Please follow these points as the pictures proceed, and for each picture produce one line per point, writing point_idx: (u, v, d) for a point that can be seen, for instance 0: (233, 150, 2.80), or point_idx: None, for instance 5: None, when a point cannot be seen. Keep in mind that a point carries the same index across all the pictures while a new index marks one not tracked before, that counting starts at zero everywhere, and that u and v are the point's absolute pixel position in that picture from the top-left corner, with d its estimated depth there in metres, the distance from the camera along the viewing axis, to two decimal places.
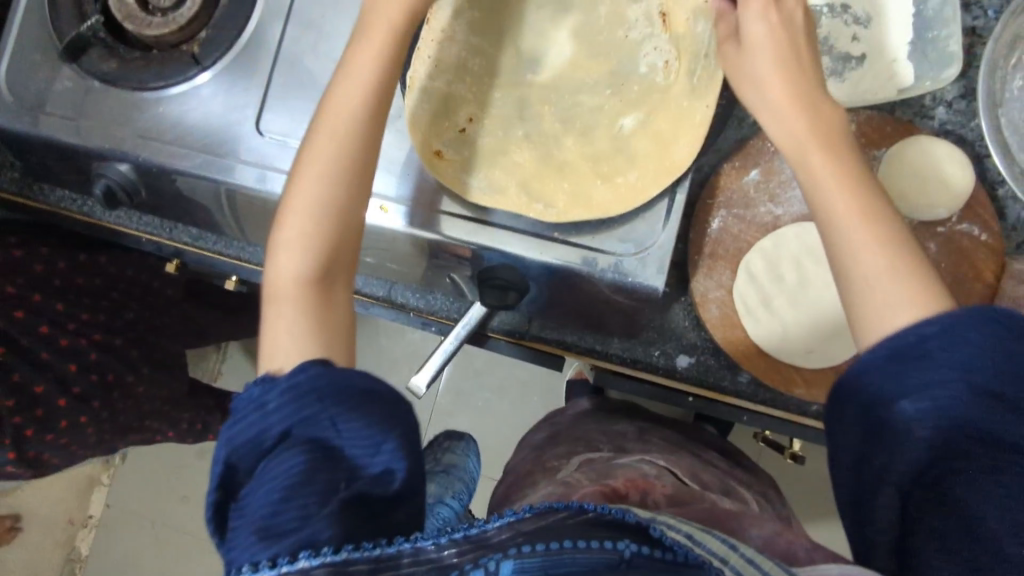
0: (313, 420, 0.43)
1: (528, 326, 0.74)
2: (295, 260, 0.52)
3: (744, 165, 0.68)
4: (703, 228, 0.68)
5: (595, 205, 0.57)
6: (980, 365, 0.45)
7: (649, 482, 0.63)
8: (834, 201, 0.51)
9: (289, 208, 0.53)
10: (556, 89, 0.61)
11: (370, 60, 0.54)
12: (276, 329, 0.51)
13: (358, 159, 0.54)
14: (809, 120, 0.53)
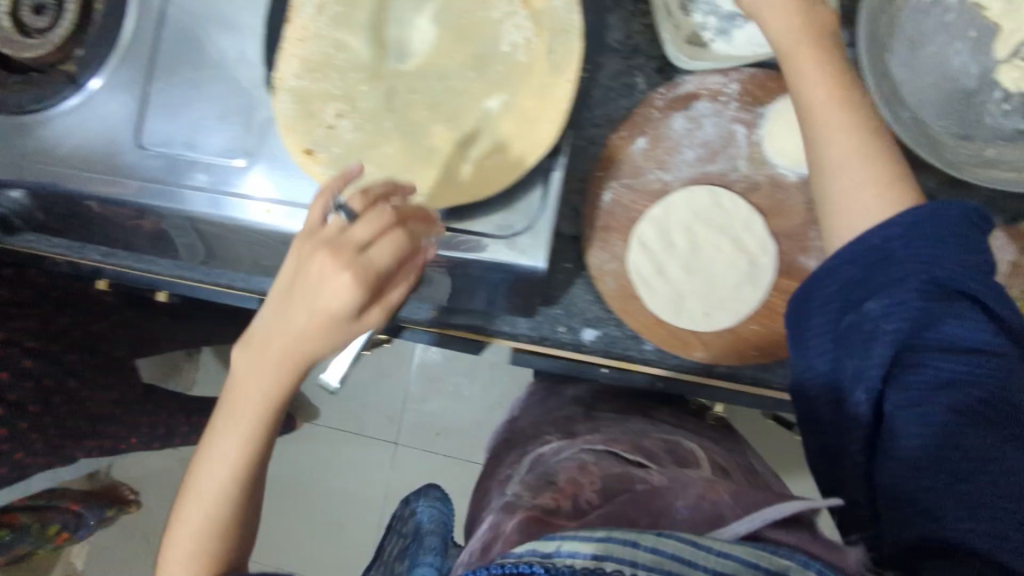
0: None
1: (436, 315, 0.75)
2: (193, 513, 0.56)
3: (630, 134, 0.68)
4: (595, 201, 0.68)
5: (462, 189, 0.57)
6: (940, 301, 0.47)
7: (576, 483, 0.60)
8: (834, 135, 0.55)
9: (193, 496, 0.56)
10: (423, 77, 0.60)
11: (259, 371, 0.53)
12: (174, 567, 0.56)
13: (244, 479, 0.55)
14: (822, 66, 0.56)
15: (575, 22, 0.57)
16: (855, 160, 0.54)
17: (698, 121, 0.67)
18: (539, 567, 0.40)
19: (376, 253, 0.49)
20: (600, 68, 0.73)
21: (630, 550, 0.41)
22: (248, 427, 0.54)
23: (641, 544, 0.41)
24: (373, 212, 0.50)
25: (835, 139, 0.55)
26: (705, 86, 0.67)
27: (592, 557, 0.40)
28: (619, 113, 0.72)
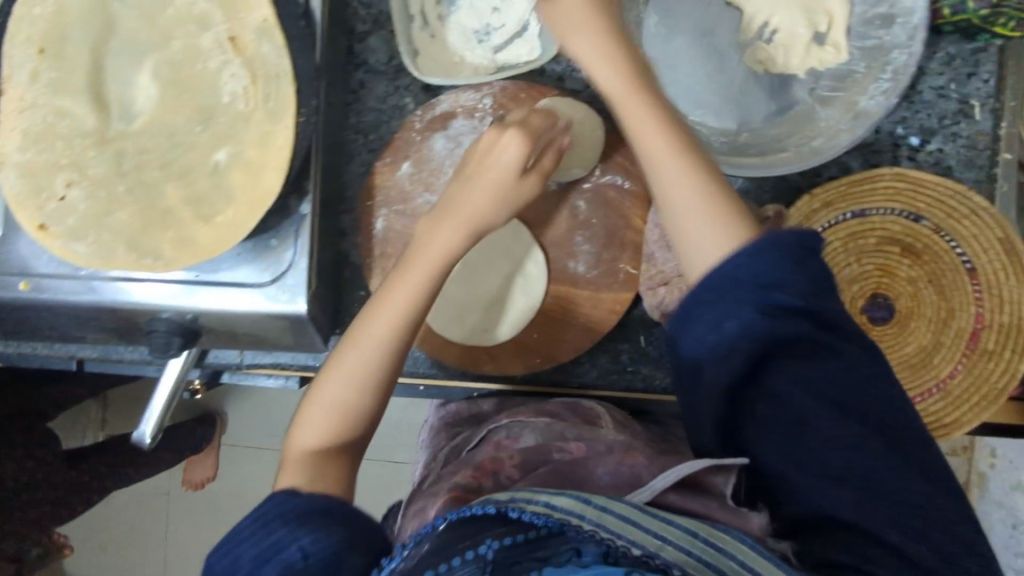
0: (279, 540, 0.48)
1: (241, 358, 0.77)
2: (329, 418, 0.55)
3: (394, 161, 0.69)
4: (369, 229, 0.70)
5: (200, 248, 0.57)
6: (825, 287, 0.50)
7: (496, 460, 0.58)
8: (677, 175, 0.54)
9: (314, 403, 0.56)
10: (152, 138, 0.59)
11: (402, 303, 0.56)
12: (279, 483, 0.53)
13: (368, 393, 0.56)
14: (609, 45, 0.58)
15: (285, 67, 0.56)
16: (699, 194, 0.53)
17: (457, 140, 0.68)
18: (520, 507, 0.42)
19: (476, 169, 0.58)
20: (367, 92, 0.74)
21: (582, 504, 0.42)
22: (371, 324, 0.56)
23: (593, 502, 0.42)
24: (513, 131, 0.57)
25: (705, 187, 0.53)
26: (460, 104, 0.68)
27: (544, 505, 0.42)
28: (390, 136, 0.73)
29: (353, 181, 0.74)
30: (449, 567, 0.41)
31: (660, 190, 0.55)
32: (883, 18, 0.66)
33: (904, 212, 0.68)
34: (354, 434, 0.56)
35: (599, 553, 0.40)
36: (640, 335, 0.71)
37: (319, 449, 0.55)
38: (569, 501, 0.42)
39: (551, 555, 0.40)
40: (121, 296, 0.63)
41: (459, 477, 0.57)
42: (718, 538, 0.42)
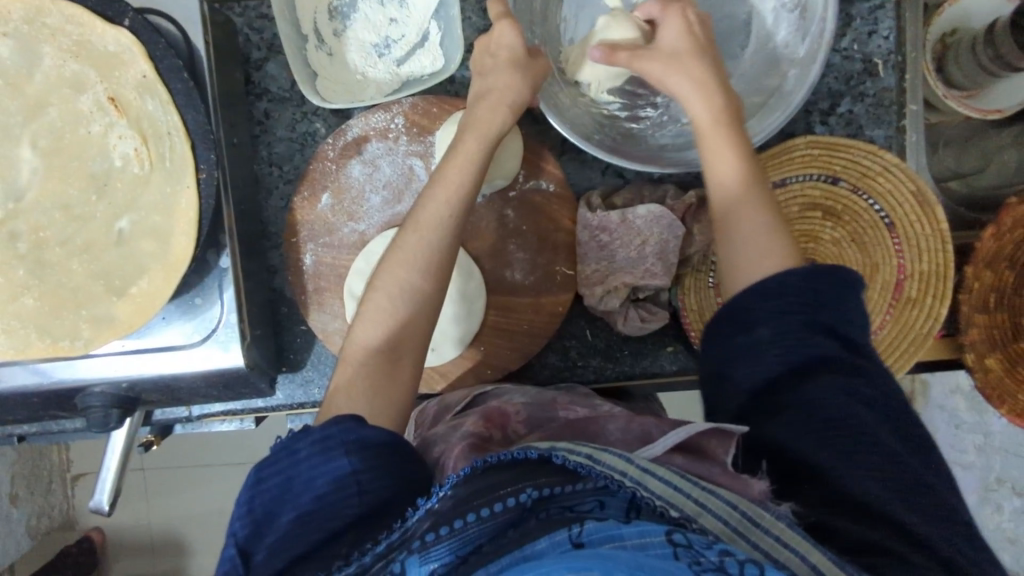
0: (336, 470, 0.46)
1: (192, 411, 0.75)
2: (372, 332, 0.55)
3: (313, 193, 0.67)
4: (298, 266, 0.67)
5: (119, 325, 0.54)
6: (820, 299, 0.50)
7: (503, 412, 0.61)
8: (719, 163, 0.57)
9: (370, 304, 0.56)
10: (46, 216, 0.56)
11: (449, 188, 0.57)
12: (338, 390, 0.53)
13: (419, 299, 0.56)
14: (710, 83, 0.58)
15: (173, 122, 0.53)
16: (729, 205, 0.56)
17: (374, 164, 0.66)
18: (565, 455, 0.43)
19: (505, 60, 0.61)
20: (274, 121, 0.71)
21: (625, 462, 0.43)
22: (433, 200, 0.57)
23: (635, 461, 0.43)
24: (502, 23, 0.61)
25: (751, 207, 0.56)
26: (371, 127, 0.66)
27: (587, 456, 0.43)
28: (305, 165, 0.71)
29: (276, 218, 0.71)
30: (488, 513, 0.42)
31: (706, 145, 0.57)
32: None
33: (821, 176, 0.69)
34: (414, 343, 0.56)
35: (623, 506, 0.42)
36: (586, 330, 0.72)
37: (383, 347, 0.55)
38: (621, 463, 0.43)
39: (575, 507, 0.42)
40: (46, 373, 0.61)
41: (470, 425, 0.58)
42: (757, 514, 0.42)
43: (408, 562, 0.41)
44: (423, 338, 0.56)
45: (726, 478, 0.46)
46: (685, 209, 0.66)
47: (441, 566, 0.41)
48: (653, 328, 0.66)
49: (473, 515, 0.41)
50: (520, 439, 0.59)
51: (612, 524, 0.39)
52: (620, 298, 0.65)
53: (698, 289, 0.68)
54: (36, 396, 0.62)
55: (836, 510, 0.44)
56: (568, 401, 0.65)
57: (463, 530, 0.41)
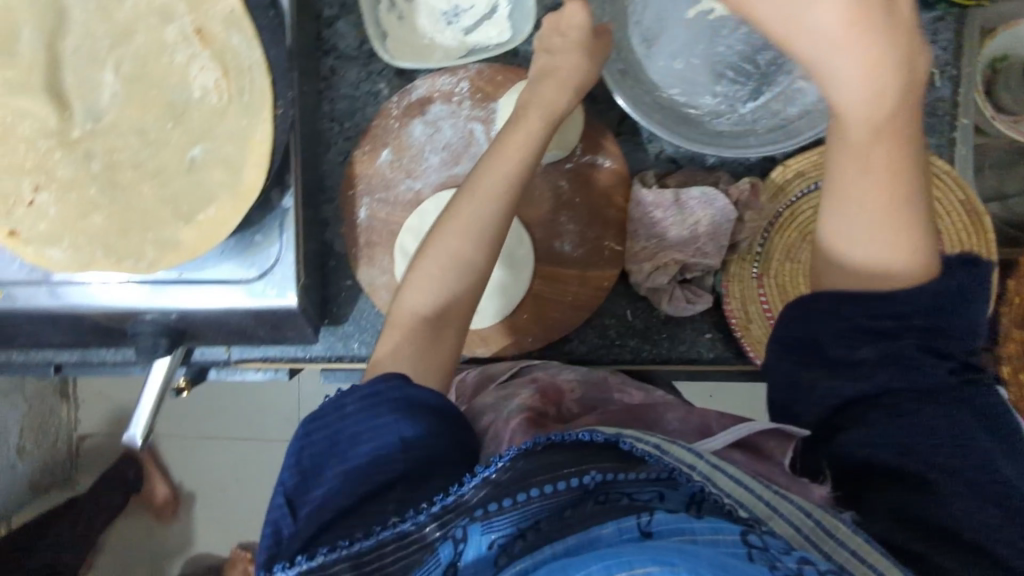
0: (383, 428, 0.48)
1: (231, 354, 0.76)
2: (428, 293, 0.56)
3: (374, 148, 0.68)
4: (352, 218, 0.69)
5: (185, 250, 0.56)
6: (922, 306, 0.48)
7: (557, 390, 0.62)
8: (874, 160, 0.49)
9: (423, 269, 0.57)
10: (121, 139, 0.57)
11: (508, 154, 0.58)
12: (383, 345, 0.56)
13: (467, 268, 0.57)
14: (885, 75, 0.47)
15: (256, 59, 0.55)
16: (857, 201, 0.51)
17: (436, 125, 0.68)
18: (632, 444, 0.43)
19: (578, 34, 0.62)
20: (339, 78, 0.73)
21: (693, 457, 0.44)
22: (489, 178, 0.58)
23: (704, 457, 0.44)
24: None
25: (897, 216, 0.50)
26: (437, 89, 0.68)
27: (656, 445, 0.44)
28: (365, 123, 0.72)
29: (332, 172, 0.73)
30: (550, 489, 0.41)
31: (847, 149, 0.50)
32: None
33: None
34: (457, 304, 0.57)
35: (683, 498, 0.41)
36: (626, 309, 0.72)
37: (429, 313, 0.56)
38: (689, 457, 0.44)
39: (633, 495, 0.41)
40: (100, 292, 0.62)
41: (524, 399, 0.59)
42: (831, 525, 0.42)
43: (469, 528, 0.41)
44: (471, 307, 0.57)
45: (786, 479, 0.48)
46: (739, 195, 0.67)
47: (500, 537, 0.40)
48: (696, 311, 0.67)
49: (536, 491, 0.41)
50: (574, 418, 0.60)
51: (682, 516, 0.38)
52: (668, 276, 0.66)
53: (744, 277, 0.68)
54: (88, 314, 0.63)
55: (909, 533, 0.44)
56: (620, 383, 0.65)
57: (525, 504, 0.41)
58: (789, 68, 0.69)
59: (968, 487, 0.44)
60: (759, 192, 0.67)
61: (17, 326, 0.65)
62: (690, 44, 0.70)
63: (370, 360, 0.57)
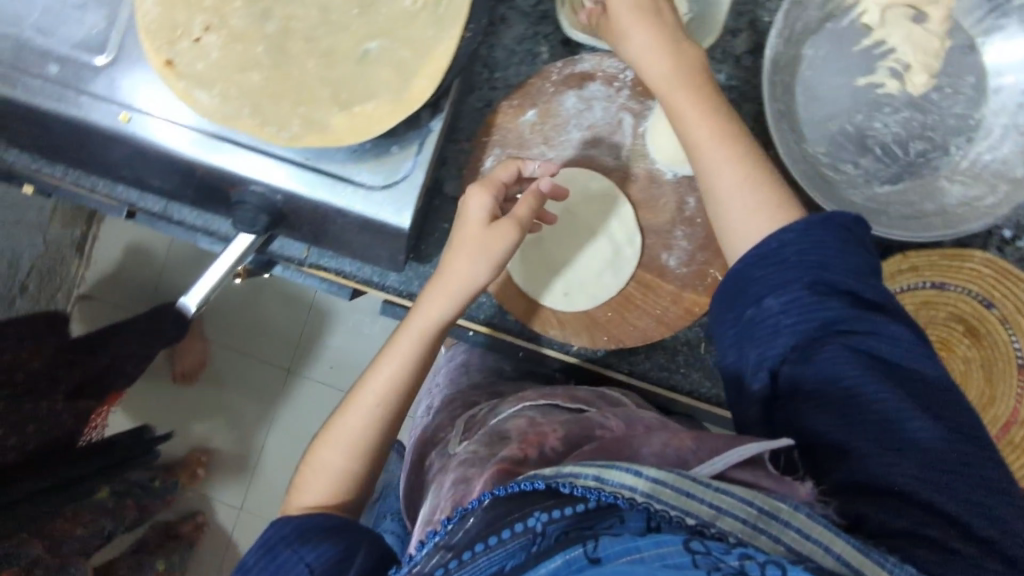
0: (290, 563, 0.52)
1: (308, 255, 0.75)
2: (363, 414, 0.59)
3: (521, 105, 0.68)
4: (477, 165, 0.70)
5: (330, 135, 0.55)
6: (822, 272, 0.53)
7: (539, 433, 0.64)
8: (713, 156, 0.59)
9: (388, 353, 0.61)
10: (302, 9, 0.57)
11: (469, 252, 0.60)
12: (343, 422, 0.60)
13: (416, 363, 0.60)
14: (701, 80, 0.60)
15: None
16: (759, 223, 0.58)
17: (589, 103, 0.67)
18: (572, 484, 0.45)
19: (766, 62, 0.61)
20: (505, 28, 0.71)
21: (633, 476, 0.44)
22: (437, 297, 0.60)
23: (643, 474, 0.44)
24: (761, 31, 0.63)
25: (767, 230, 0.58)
26: (602, 68, 0.67)
27: (595, 479, 0.45)
28: (517, 80, 0.71)
29: (467, 114, 0.72)
30: (499, 540, 0.46)
31: (681, 116, 0.59)
32: None
33: (979, 295, 0.70)
34: (383, 430, 0.60)
35: (642, 520, 0.43)
36: (701, 342, 0.72)
37: (393, 396, 0.60)
38: (630, 478, 0.44)
39: (595, 526, 0.44)
40: (227, 151, 0.61)
41: (504, 450, 0.62)
42: (769, 506, 0.43)
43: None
44: (405, 403, 0.61)
45: (773, 482, 0.47)
46: None
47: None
48: None
49: (483, 545, 0.46)
50: (558, 456, 0.61)
51: (629, 539, 0.42)
52: None
53: None
54: (206, 171, 0.62)
55: (868, 501, 0.48)
56: (608, 412, 0.68)
57: (472, 560, 0.46)
58: (936, 164, 0.69)
59: (957, 490, 0.47)
60: None
61: (127, 155, 0.65)
62: (851, 110, 0.70)
63: (324, 438, 0.60)
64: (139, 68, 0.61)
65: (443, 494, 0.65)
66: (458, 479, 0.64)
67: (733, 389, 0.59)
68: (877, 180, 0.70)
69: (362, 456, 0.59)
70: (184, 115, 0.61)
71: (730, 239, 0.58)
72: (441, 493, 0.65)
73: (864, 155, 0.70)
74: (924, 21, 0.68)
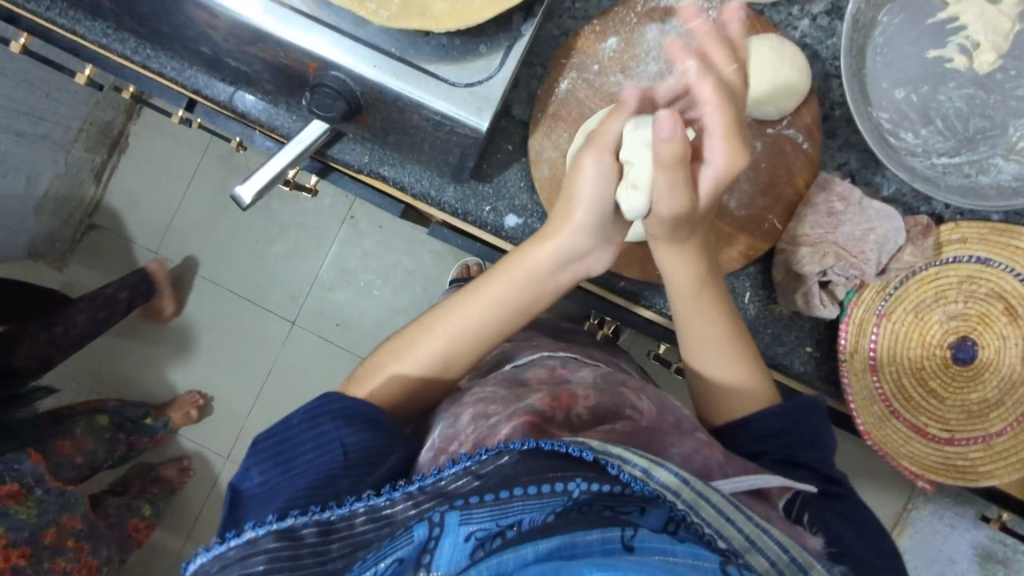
0: (302, 445, 0.62)
1: (367, 161, 0.75)
2: (433, 341, 0.67)
3: (603, 31, 0.69)
4: (551, 86, 0.70)
5: (428, 19, 0.56)
6: (805, 441, 0.65)
7: (571, 395, 0.67)
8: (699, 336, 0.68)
9: (465, 306, 0.67)
10: None
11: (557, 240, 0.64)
12: (405, 351, 0.68)
13: (500, 316, 0.67)
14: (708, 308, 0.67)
15: None
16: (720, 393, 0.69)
17: (670, 37, 0.68)
18: (620, 467, 0.51)
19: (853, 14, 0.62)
20: None
21: (678, 482, 0.52)
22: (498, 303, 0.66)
23: (689, 483, 0.52)
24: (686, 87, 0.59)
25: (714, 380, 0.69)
26: (686, 5, 0.69)
27: (642, 471, 0.52)
28: (600, 11, 0.72)
29: (544, 40, 0.73)
30: (536, 491, 0.50)
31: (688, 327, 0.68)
32: None
33: (1021, 275, 0.70)
34: (430, 371, 0.68)
35: (663, 518, 0.49)
36: (747, 291, 0.73)
37: (465, 338, 0.67)
38: (672, 481, 0.52)
39: (617, 507, 0.49)
40: (310, 28, 0.60)
41: (535, 401, 0.65)
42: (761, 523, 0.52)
43: (448, 514, 0.49)
44: (475, 344, 0.68)
45: (784, 525, 0.57)
46: (910, 228, 0.68)
47: (478, 530, 0.48)
48: (825, 315, 0.70)
49: (519, 491, 0.50)
50: (580, 425, 0.64)
51: (665, 538, 0.46)
52: (818, 266, 0.67)
53: (870, 305, 0.71)
54: (286, 47, 0.61)
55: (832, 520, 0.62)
56: (638, 388, 0.71)
57: (506, 501, 0.49)
58: (993, 142, 0.72)
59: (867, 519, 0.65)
60: (930, 234, 0.68)
61: (207, 29, 0.64)
62: (917, 80, 0.72)
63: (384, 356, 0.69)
64: None
65: (459, 429, 0.63)
66: (479, 416, 0.64)
67: (731, 408, 0.68)
68: (936, 151, 0.72)
69: (434, 374, 0.68)
70: None
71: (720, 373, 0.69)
72: (459, 424, 0.64)
73: (925, 126, 0.72)
74: (998, 1, 0.71)
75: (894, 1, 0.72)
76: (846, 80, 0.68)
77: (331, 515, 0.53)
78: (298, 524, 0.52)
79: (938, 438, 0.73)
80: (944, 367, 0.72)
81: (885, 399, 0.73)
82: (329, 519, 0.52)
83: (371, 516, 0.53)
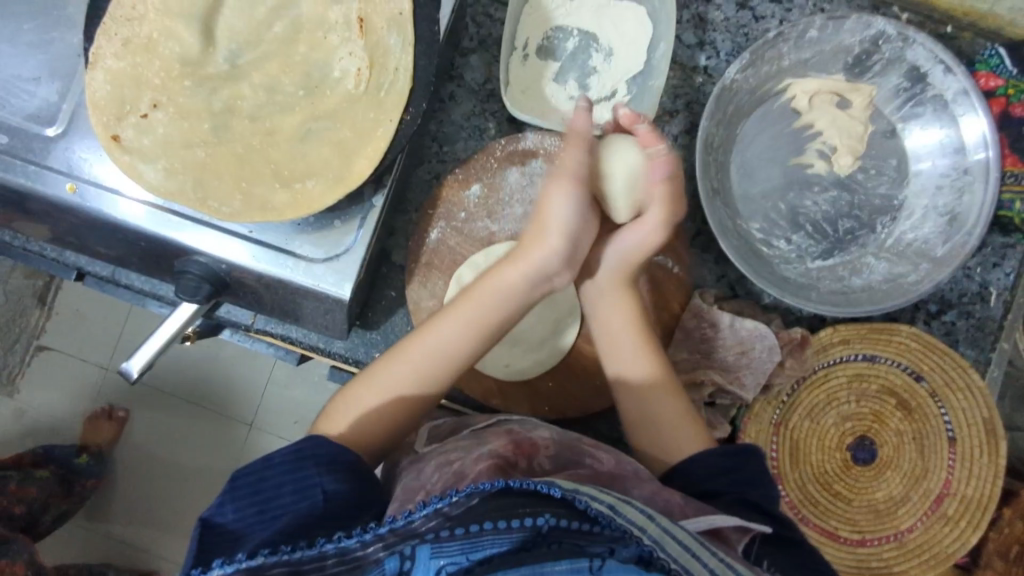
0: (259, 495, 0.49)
1: (254, 321, 0.75)
2: (424, 348, 0.58)
3: (466, 178, 0.71)
4: (423, 236, 0.71)
5: (271, 212, 0.56)
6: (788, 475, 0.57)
7: (533, 444, 0.60)
8: (626, 354, 0.64)
9: (457, 313, 0.60)
10: (256, 95, 0.59)
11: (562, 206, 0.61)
12: (389, 373, 0.58)
13: (513, 299, 0.61)
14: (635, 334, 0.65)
15: (405, 63, 0.57)
16: (668, 417, 0.62)
17: (531, 178, 0.70)
18: (590, 501, 0.45)
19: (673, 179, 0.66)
20: (454, 105, 0.74)
21: (644, 518, 0.47)
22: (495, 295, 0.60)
23: (656, 520, 0.47)
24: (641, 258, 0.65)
25: (657, 371, 0.63)
26: (544, 146, 0.70)
27: (611, 506, 0.46)
28: (467, 154, 0.74)
29: (416, 186, 0.75)
30: (505, 526, 0.44)
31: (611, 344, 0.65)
32: (956, 188, 0.70)
33: (909, 368, 0.72)
34: (425, 388, 0.58)
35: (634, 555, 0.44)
36: None
37: (470, 336, 0.59)
38: (640, 518, 0.46)
39: (585, 547, 0.44)
40: (165, 224, 0.61)
41: (497, 445, 0.59)
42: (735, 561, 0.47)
43: (419, 548, 0.44)
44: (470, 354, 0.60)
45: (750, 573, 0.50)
46: (786, 342, 0.71)
47: (449, 564, 0.44)
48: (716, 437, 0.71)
49: (490, 525, 0.44)
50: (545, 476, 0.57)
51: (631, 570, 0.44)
52: (698, 393, 0.69)
53: (762, 416, 0.71)
54: (148, 238, 0.62)
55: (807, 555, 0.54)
56: (594, 445, 0.63)
57: (476, 536, 0.44)
58: (864, 242, 0.73)
59: None
60: (806, 345, 0.71)
61: (73, 224, 0.65)
62: (782, 188, 0.74)
63: (359, 387, 0.58)
64: (89, 142, 0.62)
65: (423, 480, 0.57)
66: (443, 463, 0.58)
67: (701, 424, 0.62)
68: (810, 254, 0.73)
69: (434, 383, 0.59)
70: (123, 186, 0.61)
71: (665, 419, 0.62)
72: (423, 475, 0.58)
73: (797, 232, 0.73)
74: (848, 106, 0.73)
75: (750, 114, 0.74)
76: (708, 204, 0.69)
77: (302, 554, 0.43)
78: (268, 563, 0.42)
79: (851, 540, 0.72)
80: (846, 468, 0.72)
81: (793, 506, 0.72)
82: (298, 559, 0.43)
83: (341, 560, 0.44)
